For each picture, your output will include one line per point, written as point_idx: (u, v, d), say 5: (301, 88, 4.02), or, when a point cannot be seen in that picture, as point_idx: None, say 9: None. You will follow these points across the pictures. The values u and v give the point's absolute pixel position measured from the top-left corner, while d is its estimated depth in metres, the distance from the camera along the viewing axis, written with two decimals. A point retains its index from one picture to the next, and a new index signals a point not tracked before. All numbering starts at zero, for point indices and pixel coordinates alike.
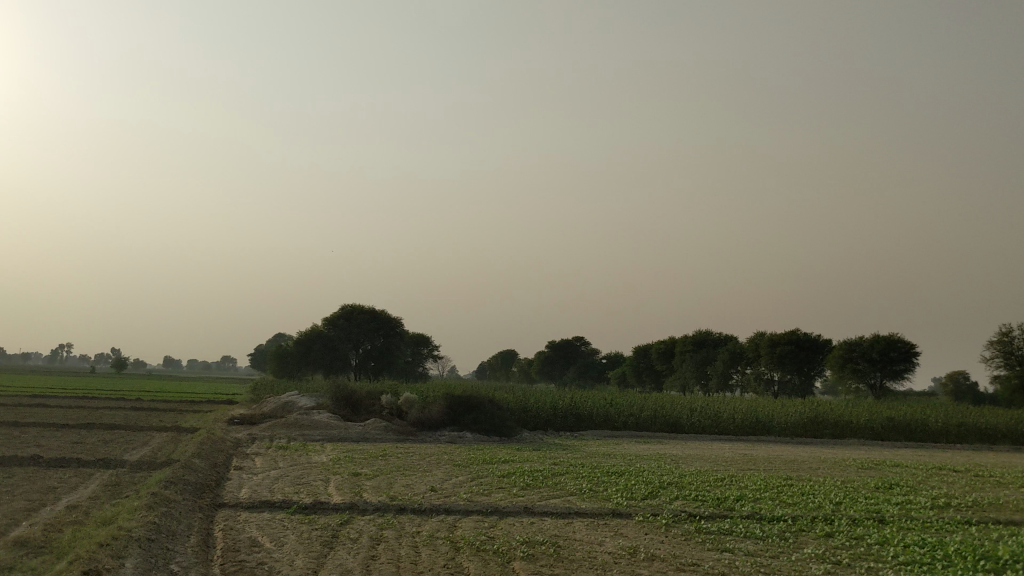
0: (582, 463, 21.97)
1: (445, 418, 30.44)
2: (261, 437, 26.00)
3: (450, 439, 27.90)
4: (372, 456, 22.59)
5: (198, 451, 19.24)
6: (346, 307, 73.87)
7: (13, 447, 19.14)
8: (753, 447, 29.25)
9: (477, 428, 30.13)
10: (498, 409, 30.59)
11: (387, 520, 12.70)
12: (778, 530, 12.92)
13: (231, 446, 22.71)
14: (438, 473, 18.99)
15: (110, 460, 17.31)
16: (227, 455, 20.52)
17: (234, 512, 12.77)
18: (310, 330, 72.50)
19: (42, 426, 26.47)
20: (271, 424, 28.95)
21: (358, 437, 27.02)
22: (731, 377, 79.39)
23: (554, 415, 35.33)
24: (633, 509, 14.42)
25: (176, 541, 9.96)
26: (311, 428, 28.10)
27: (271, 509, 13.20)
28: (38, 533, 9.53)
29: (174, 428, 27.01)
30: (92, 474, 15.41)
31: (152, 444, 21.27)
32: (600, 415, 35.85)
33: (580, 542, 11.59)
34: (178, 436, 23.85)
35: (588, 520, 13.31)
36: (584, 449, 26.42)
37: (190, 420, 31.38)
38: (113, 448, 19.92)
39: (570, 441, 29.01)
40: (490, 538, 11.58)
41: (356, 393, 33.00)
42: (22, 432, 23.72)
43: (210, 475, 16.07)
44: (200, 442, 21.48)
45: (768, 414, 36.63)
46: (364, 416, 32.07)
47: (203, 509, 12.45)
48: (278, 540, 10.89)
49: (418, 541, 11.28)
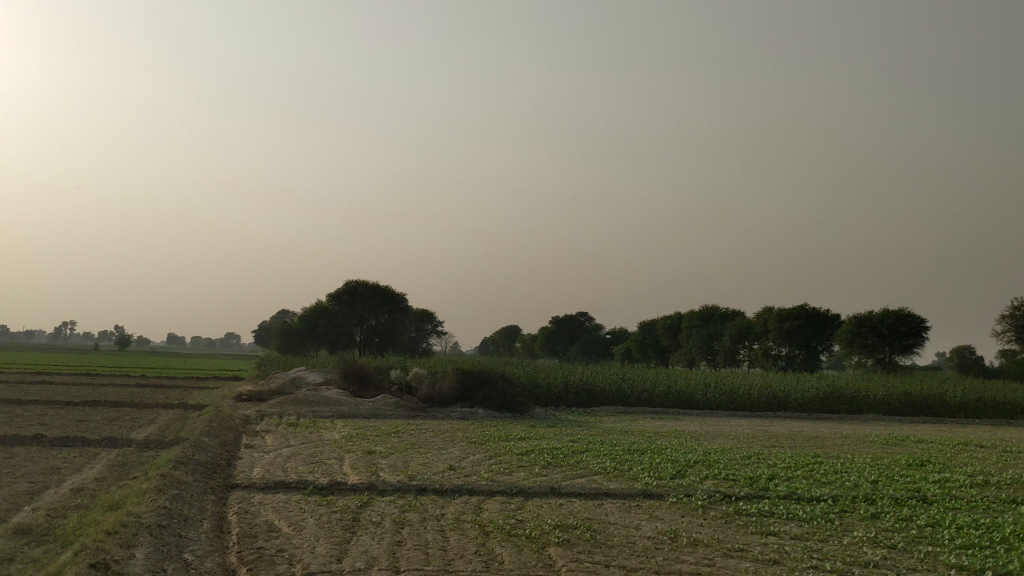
0: (602, 440, 21.27)
1: (456, 394, 29.77)
2: (269, 414, 25.39)
3: (462, 416, 27.22)
4: (384, 433, 21.91)
5: (207, 428, 18.58)
6: (351, 281, 73.12)
7: (16, 425, 18.51)
8: (772, 423, 28.57)
9: (488, 404, 29.44)
10: (510, 385, 29.88)
11: (409, 501, 12.01)
12: (820, 511, 12.24)
13: (239, 423, 22.07)
14: (455, 451, 18.31)
15: (117, 439, 16.66)
16: (237, 432, 19.89)
17: (248, 494, 12.09)
18: (314, 305, 71.93)
19: (45, 403, 25.84)
20: (279, 400, 28.31)
21: (368, 413, 26.36)
22: (738, 352, 78.72)
23: (566, 391, 34.65)
24: (664, 490, 13.76)
25: (189, 527, 9.28)
26: (321, 405, 27.45)
27: (286, 491, 12.54)
28: (40, 520, 8.86)
29: (181, 405, 26.40)
30: (98, 453, 14.77)
31: (159, 422, 20.62)
32: (613, 391, 35.17)
33: (616, 526, 10.90)
34: (185, 413, 23.21)
35: (620, 502, 12.62)
36: (600, 425, 25.75)
37: (197, 397, 30.79)
38: (118, 426, 19.28)
39: (585, 417, 28.35)
40: (520, 522, 10.88)
41: (365, 369, 32.33)
42: (25, 409, 23.11)
43: (220, 454, 15.42)
44: (208, 419, 20.83)
45: (783, 390, 35.96)
46: (374, 393, 31.41)
47: (215, 491, 11.79)
48: (296, 524, 10.21)
49: (444, 525, 10.59)
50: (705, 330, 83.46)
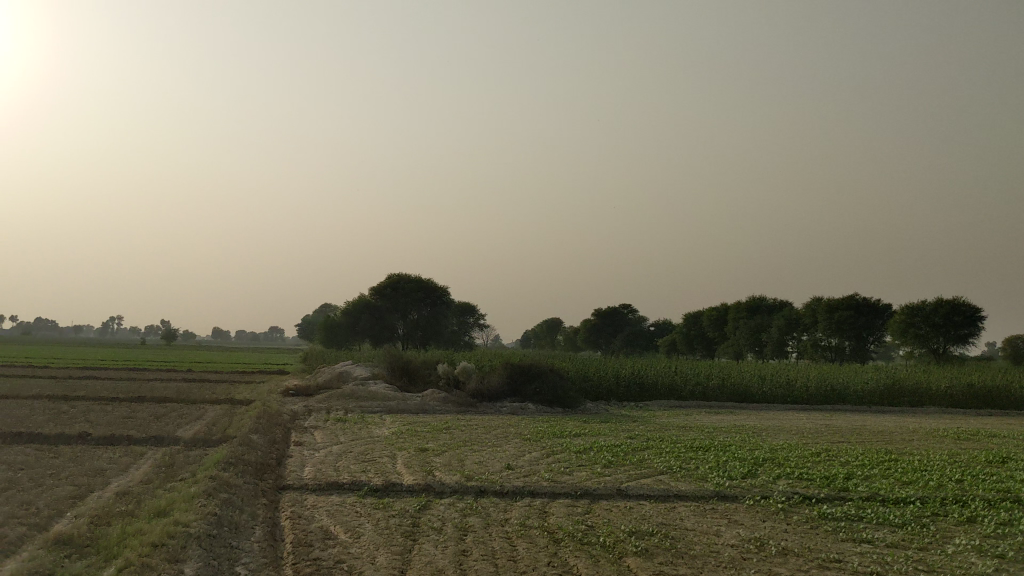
0: (662, 436, 20.46)
1: (506, 389, 29.09)
2: (317, 409, 24.86)
3: (512, 411, 26.53)
4: (435, 429, 21.25)
5: (255, 425, 18.05)
6: (393, 275, 72.82)
7: (62, 423, 18.13)
8: (834, 418, 27.53)
9: (539, 399, 28.69)
10: (561, 379, 29.11)
11: (470, 505, 11.33)
12: (911, 515, 11.37)
13: (287, 419, 21.56)
14: (511, 448, 17.62)
15: (163, 437, 16.18)
16: (285, 429, 19.37)
17: (300, 497, 11.46)
18: (357, 299, 71.78)
19: (91, 399, 25.56)
20: (326, 395, 27.82)
21: (417, 409, 25.76)
22: (786, 343, 77.24)
23: (617, 384, 33.83)
24: (738, 491, 12.95)
25: (241, 536, 8.67)
26: (368, 399, 26.90)
27: (340, 493, 11.90)
28: (83, 530, 8.27)
29: (228, 400, 26.03)
30: (144, 453, 14.27)
31: (206, 419, 20.15)
32: (665, 384, 34.29)
33: (696, 533, 10.13)
34: (232, 409, 22.76)
35: (694, 505, 11.82)
36: (656, 420, 24.91)
37: (244, 392, 30.41)
38: (164, 423, 18.84)
39: (638, 411, 27.51)
40: (591, 528, 10.15)
41: (413, 362, 31.77)
42: (71, 406, 22.82)
43: (270, 453, 14.85)
44: (256, 415, 20.33)
45: (841, 383, 34.84)
46: (421, 387, 30.82)
47: (266, 494, 11.19)
48: (354, 531, 9.57)
49: (509, 531, 9.88)
50: (752, 322, 82.00)
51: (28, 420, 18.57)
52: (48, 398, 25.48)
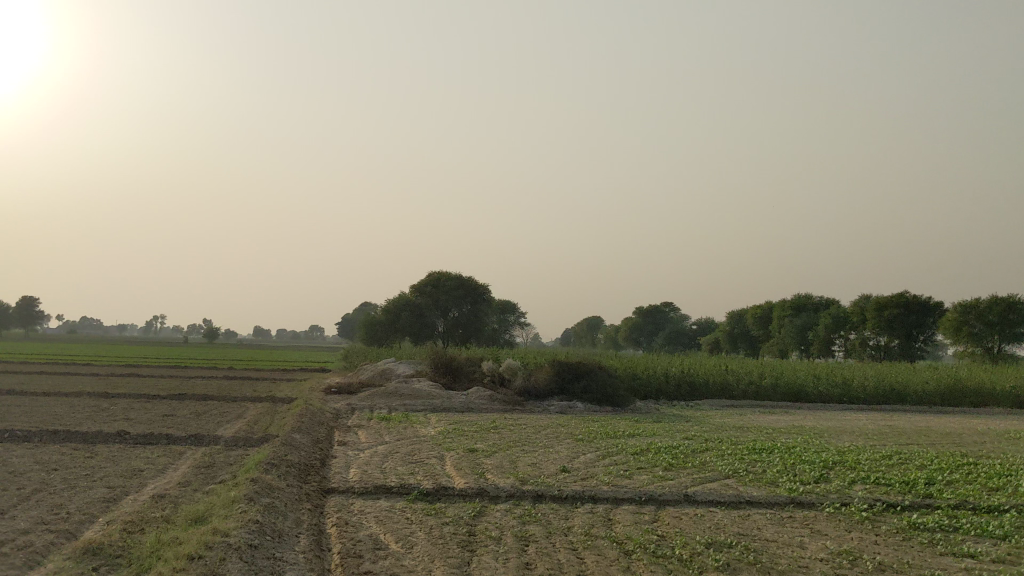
0: (721, 437, 19.54)
1: (553, 387, 28.25)
2: (361, 408, 24.22)
3: (560, 410, 25.70)
4: (483, 429, 20.49)
5: (298, 424, 17.40)
6: (434, 273, 72.23)
7: (100, 421, 17.60)
8: (896, 418, 26.40)
9: (587, 397, 27.82)
10: (610, 376, 28.21)
11: (529, 512, 10.54)
12: (1012, 526, 10.38)
13: (330, 418, 20.91)
14: (564, 449, 16.82)
15: (203, 436, 15.56)
16: (329, 428, 18.70)
17: (346, 501, 10.74)
18: (398, 297, 71.29)
19: (132, 397, 25.13)
20: (369, 393, 27.20)
21: (462, 407, 25.00)
22: (834, 342, 75.57)
23: (667, 383, 32.87)
24: (815, 497, 12.03)
25: (284, 546, 7.94)
26: (412, 398, 26.21)
27: (389, 497, 11.15)
28: (115, 538, 7.57)
29: (270, 398, 25.45)
30: (184, 453, 13.64)
31: (247, 417, 19.55)
32: (717, 384, 33.27)
33: (778, 545, 9.25)
34: (274, 407, 22.18)
35: (770, 513, 10.93)
36: (711, 421, 23.95)
37: (285, 389, 29.94)
38: (204, 422, 18.26)
39: (691, 412, 26.61)
40: (663, 538, 9.30)
41: (457, 360, 31.05)
42: (112, 403, 22.37)
43: (314, 453, 14.16)
44: (298, 414, 19.70)
45: (900, 382, 33.59)
46: (466, 385, 30.09)
47: (310, 498, 10.46)
48: (406, 540, 8.81)
49: (574, 542, 9.06)
50: (798, 320, 80.38)
51: (66, 418, 18.06)
52: (88, 396, 25.06)
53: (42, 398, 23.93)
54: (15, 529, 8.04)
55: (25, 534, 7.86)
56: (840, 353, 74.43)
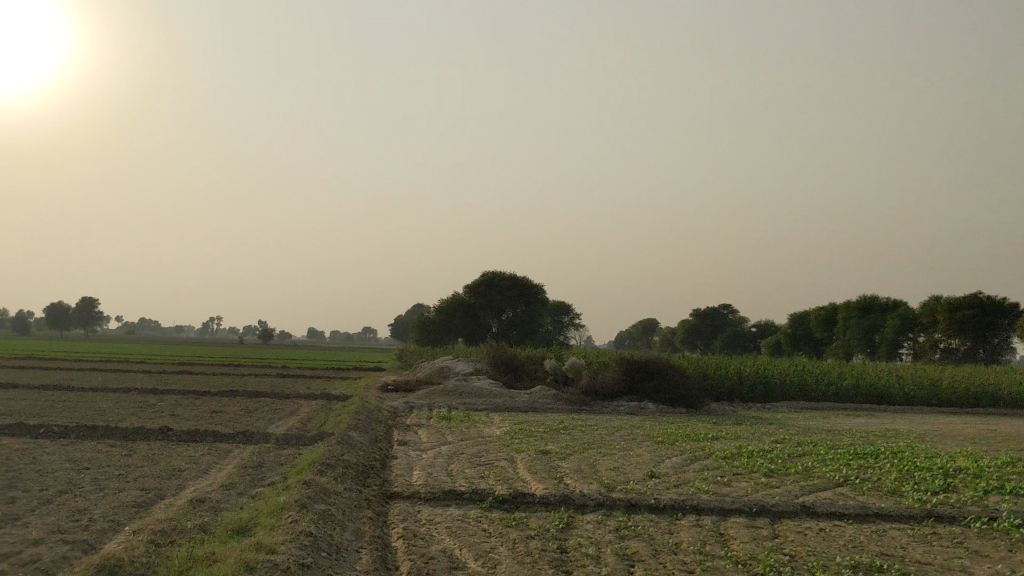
0: (814, 442, 17.82)
1: (621, 386, 26.62)
2: (418, 406, 22.87)
3: (630, 411, 24.14)
4: (551, 430, 18.98)
5: (354, 422, 16.08)
6: (488, 273, 70.72)
7: (145, 417, 16.44)
8: (995, 422, 24.40)
9: (659, 397, 26.21)
10: (683, 376, 26.57)
11: (627, 524, 9.01)
12: None
13: (388, 417, 19.57)
14: (646, 453, 15.26)
15: (252, 433, 14.28)
16: (386, 427, 17.34)
17: (412, 509, 9.31)
18: (451, 297, 70.05)
19: (181, 393, 24.06)
20: (427, 391, 25.79)
21: (526, 406, 23.55)
22: (902, 344, 72.76)
23: (740, 384, 31.08)
24: (954, 510, 10.35)
25: (343, 565, 6.51)
26: (473, 396, 24.80)
27: (460, 505, 9.67)
28: (139, 553, 6.18)
29: (324, 396, 24.20)
30: (230, 451, 12.32)
31: (299, 414, 18.28)
32: (793, 386, 31.41)
33: (938, 570, 7.62)
34: (328, 404, 20.89)
35: (909, 528, 9.29)
36: (795, 425, 22.23)
37: (340, 387, 28.74)
38: (255, 419, 17.02)
39: (770, 415, 24.87)
40: (796, 560, 7.70)
41: (519, 358, 29.62)
42: (160, 399, 21.27)
43: (372, 453, 12.78)
44: (354, 411, 18.41)
45: (991, 384, 31.41)
46: (528, 383, 28.62)
47: (370, 504, 9.00)
48: (488, 557, 7.34)
49: (690, 563, 7.50)
50: (864, 322, 77.53)
51: (110, 413, 16.94)
52: (136, 391, 24.04)
53: (89, 393, 22.94)
54: (24, 539, 6.69)
55: (33, 545, 6.51)
56: (907, 356, 71.44)
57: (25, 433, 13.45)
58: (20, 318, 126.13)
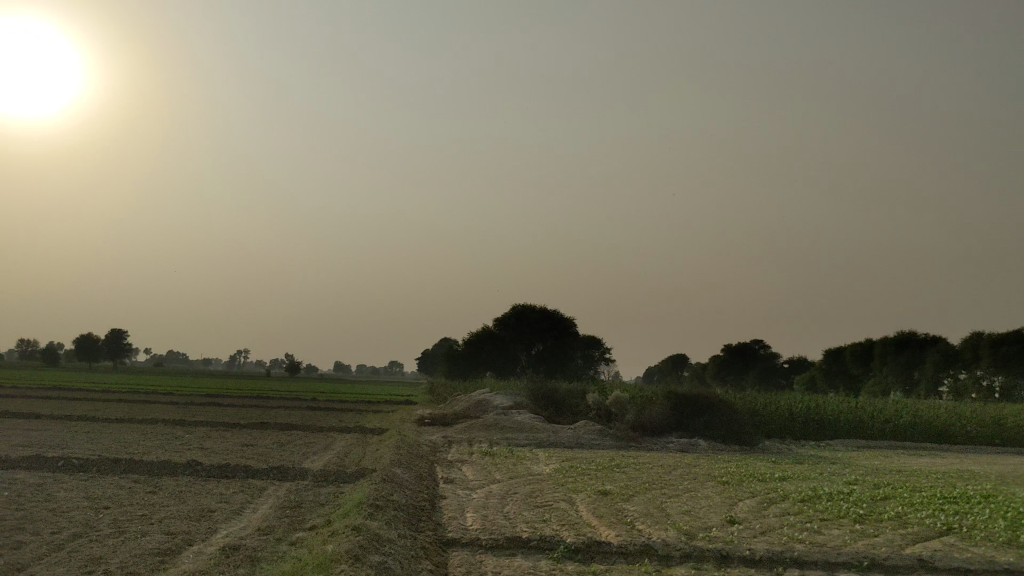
0: (892, 485, 16.44)
1: (671, 422, 25.31)
2: (458, 441, 21.68)
3: (681, 448, 22.84)
4: (603, 468, 17.70)
5: (397, 457, 14.92)
6: (518, 307, 69.57)
7: (171, 450, 15.37)
8: None
9: (710, 434, 24.88)
10: (735, 411, 25.23)
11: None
12: None
13: (429, 452, 18.40)
14: (715, 495, 13.96)
15: (287, 468, 13.14)
16: (429, 463, 16.17)
17: (475, 561, 8.10)
18: (480, 330, 68.90)
19: (209, 425, 23.01)
20: (466, 425, 24.59)
21: (572, 442, 22.30)
22: (943, 380, 70.74)
23: (792, 420, 29.67)
24: None
25: None
26: (515, 431, 23.57)
27: (528, 556, 8.43)
28: None
29: (359, 429, 23.04)
30: (265, 489, 11.17)
31: (335, 448, 17.13)
32: (847, 423, 29.97)
33: None
34: (364, 438, 19.72)
35: None
36: (860, 466, 20.82)
37: (374, 420, 27.57)
38: (289, 453, 15.88)
39: (830, 455, 23.45)
40: None
41: (560, 391, 28.43)
42: (188, 432, 20.18)
43: (420, 492, 11.60)
44: (394, 446, 17.24)
45: None
46: (571, 418, 27.38)
47: (428, 554, 7.79)
48: None
49: None
50: (902, 358, 75.49)
51: (135, 446, 15.86)
52: (163, 423, 23.04)
53: (114, 425, 21.95)
54: None
55: None
56: (949, 393, 69.34)
57: (42, 466, 12.38)
58: (49, 349, 126.24)
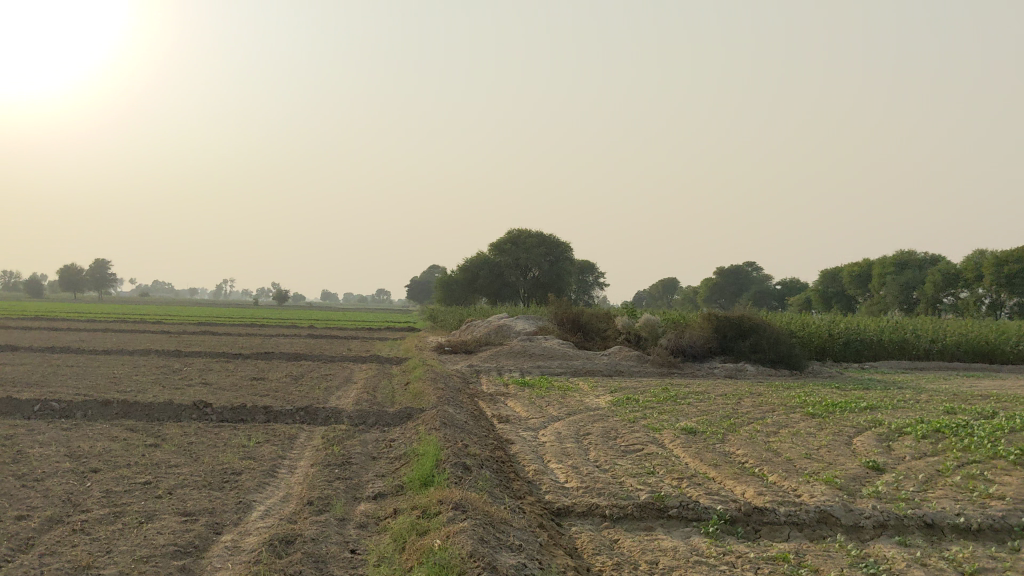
0: (999, 413, 14.29)
1: (712, 345, 23.25)
2: (486, 370, 19.50)
3: (729, 374, 20.80)
4: (664, 399, 15.52)
5: (437, 391, 12.69)
6: (514, 231, 67.32)
7: (171, 387, 13.07)
8: None
9: (758, 358, 22.77)
10: (783, 331, 23.10)
11: (978, 572, 5.48)
12: None
13: (461, 384, 16.17)
14: (819, 432, 11.80)
15: (315, 409, 10.86)
16: (470, 397, 13.98)
17: (611, 542, 5.88)
18: (475, 255, 66.47)
19: (208, 356, 20.77)
20: (491, 351, 22.48)
21: (610, 370, 20.16)
22: (942, 301, 67.87)
23: (832, 342, 27.80)
24: None
25: None
26: (545, 358, 21.41)
27: (673, 531, 6.25)
28: None
29: (374, 358, 20.83)
30: (295, 438, 8.85)
31: (358, 382, 14.89)
32: (890, 345, 28.15)
33: None
34: (384, 369, 17.45)
35: None
36: (933, 391, 18.79)
37: (386, 349, 25.39)
38: (306, 388, 13.63)
39: (890, 380, 21.44)
40: None
41: (588, 315, 26.33)
42: (184, 364, 17.87)
43: (484, 437, 9.37)
44: (425, 378, 15.02)
45: None
46: (600, 343, 25.33)
47: (554, 539, 5.56)
48: None
49: None
50: (902, 277, 73.27)
51: (126, 383, 13.53)
52: (156, 355, 20.69)
53: (102, 358, 19.67)
54: None
55: None
56: (948, 312, 66.82)
57: (15, 413, 10.07)
58: (33, 279, 123.63)
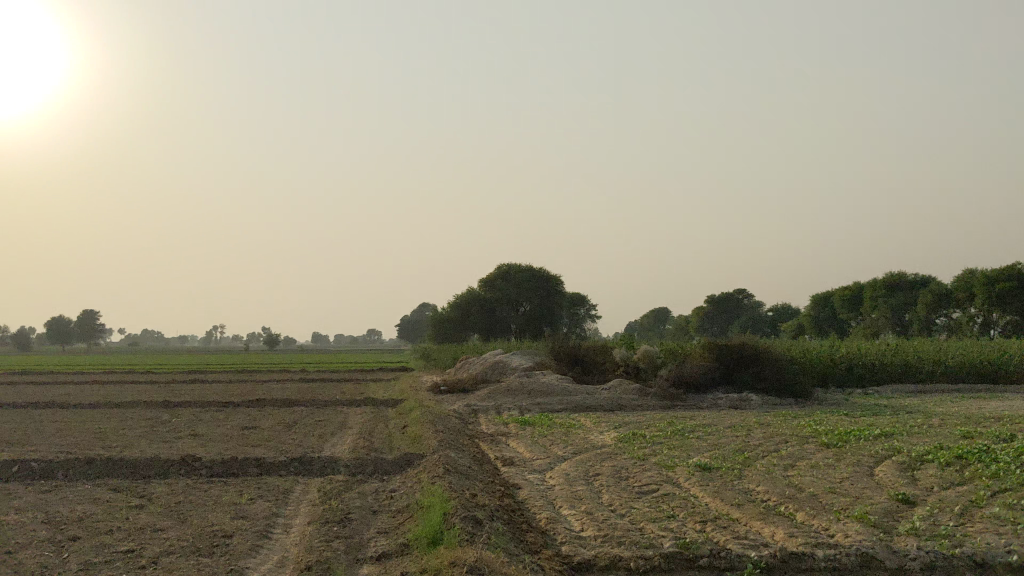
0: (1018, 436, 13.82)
1: (715, 375, 22.75)
2: (484, 409, 18.93)
3: (733, 405, 20.28)
4: (671, 434, 15.00)
5: (437, 435, 12.15)
6: (504, 266, 66.92)
7: (158, 441, 12.50)
8: None
9: (762, 387, 22.29)
10: (785, 358, 22.64)
11: None
12: None
13: (461, 426, 15.61)
14: (838, 463, 11.29)
15: (310, 459, 10.31)
16: (471, 439, 13.43)
17: None
18: (466, 292, 65.99)
19: (198, 405, 20.15)
20: (489, 390, 21.92)
21: (611, 405, 19.63)
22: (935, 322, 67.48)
23: (833, 367, 27.34)
24: None
25: None
26: (544, 394, 20.87)
27: None
28: None
29: (369, 401, 20.25)
30: (291, 493, 8.30)
31: (354, 427, 14.33)
32: (892, 369, 27.71)
33: None
34: (380, 413, 16.87)
35: None
36: (944, 415, 18.31)
37: (381, 390, 24.81)
38: (300, 436, 13.07)
39: (898, 404, 20.95)
40: None
41: (586, 348, 25.79)
42: (173, 415, 17.28)
43: (490, 484, 8.84)
44: (424, 421, 14.47)
45: None
46: (600, 377, 24.78)
47: None
48: None
49: None
50: (894, 299, 72.97)
51: (112, 439, 12.94)
52: (145, 406, 20.07)
53: (87, 412, 19.04)
54: None
55: None
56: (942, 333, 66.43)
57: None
58: (21, 332, 122.56)
